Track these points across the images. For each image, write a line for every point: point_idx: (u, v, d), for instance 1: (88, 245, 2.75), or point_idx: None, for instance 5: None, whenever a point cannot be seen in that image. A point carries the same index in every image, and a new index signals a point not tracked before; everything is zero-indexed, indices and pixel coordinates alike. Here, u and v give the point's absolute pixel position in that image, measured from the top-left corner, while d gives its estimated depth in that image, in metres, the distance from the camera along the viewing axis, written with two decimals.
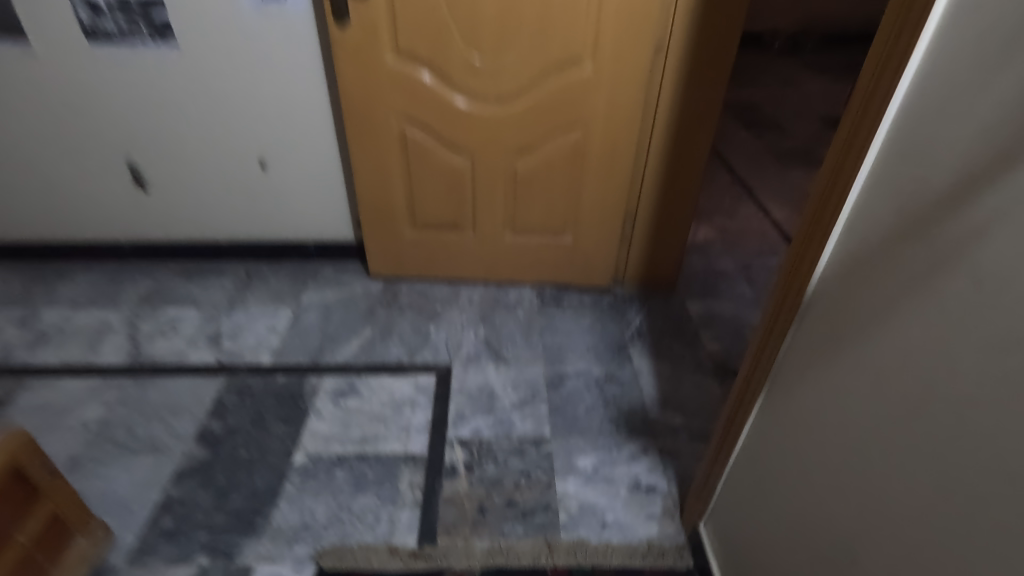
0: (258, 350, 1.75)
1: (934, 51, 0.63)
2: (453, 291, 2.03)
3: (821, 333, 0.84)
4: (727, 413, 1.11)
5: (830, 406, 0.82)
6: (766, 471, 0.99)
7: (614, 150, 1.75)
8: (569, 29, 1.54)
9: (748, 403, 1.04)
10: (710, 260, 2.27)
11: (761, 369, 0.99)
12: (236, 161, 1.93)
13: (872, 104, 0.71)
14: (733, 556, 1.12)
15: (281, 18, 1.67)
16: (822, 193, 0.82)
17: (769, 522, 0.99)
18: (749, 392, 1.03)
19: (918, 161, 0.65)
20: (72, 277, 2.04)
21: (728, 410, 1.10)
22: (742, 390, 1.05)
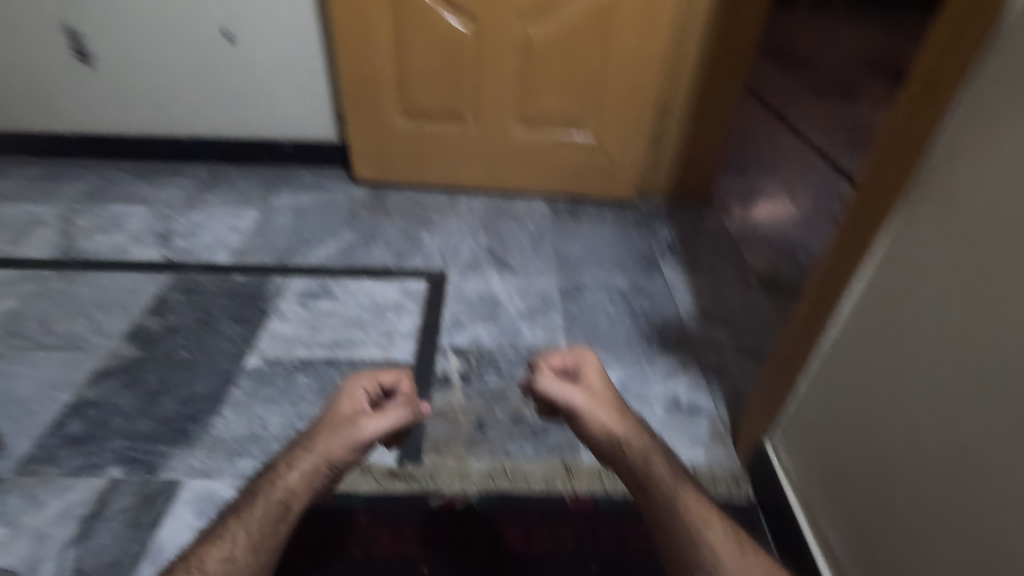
0: (215, 250, 1.45)
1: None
2: (450, 200, 1.74)
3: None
4: (824, 266, 0.83)
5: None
6: (892, 326, 0.71)
7: (647, 15, 1.45)
8: None
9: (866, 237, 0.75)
10: (747, 181, 1.98)
11: (890, 185, 0.71)
12: (195, 31, 1.64)
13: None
14: (819, 467, 0.85)
15: None
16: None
17: (886, 401, 0.72)
18: (869, 216, 0.75)
19: None
20: (6, 172, 1.75)
21: (826, 263, 0.82)
22: (852, 231, 0.78)
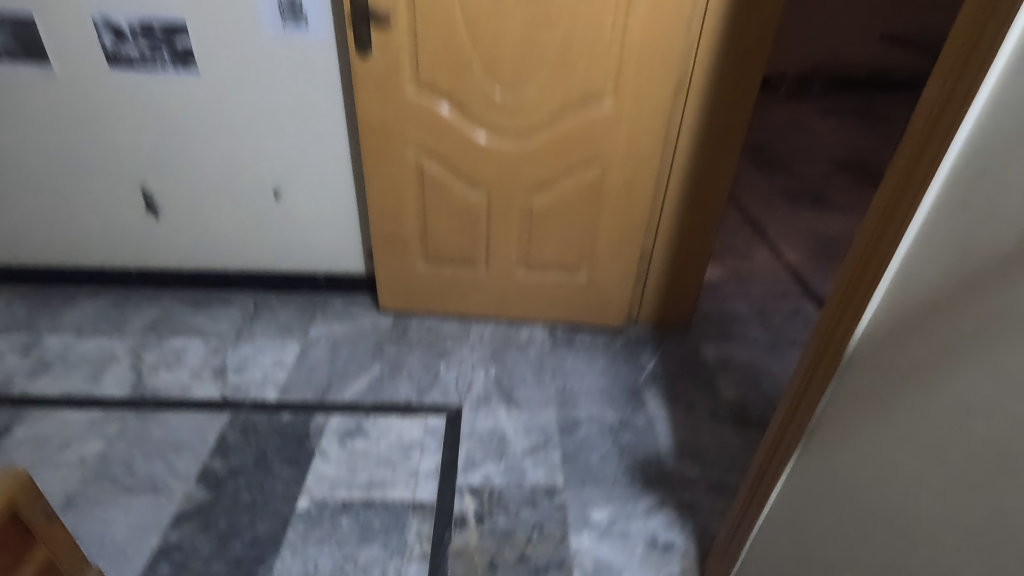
0: (263, 386, 1.70)
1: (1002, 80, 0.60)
2: (463, 328, 1.99)
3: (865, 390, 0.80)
4: (753, 469, 1.08)
5: (891, 454, 0.76)
6: (801, 537, 0.95)
7: (632, 188, 1.73)
8: (590, 67, 1.53)
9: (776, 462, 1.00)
10: (724, 302, 2.24)
11: (798, 415, 0.94)
12: (249, 189, 1.91)
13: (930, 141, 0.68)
14: None
15: (302, 48, 1.64)
16: (868, 239, 0.78)
17: None
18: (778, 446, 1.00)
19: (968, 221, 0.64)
20: (77, 304, 2.01)
21: (754, 471, 1.06)
22: (778, 436, 1.00)
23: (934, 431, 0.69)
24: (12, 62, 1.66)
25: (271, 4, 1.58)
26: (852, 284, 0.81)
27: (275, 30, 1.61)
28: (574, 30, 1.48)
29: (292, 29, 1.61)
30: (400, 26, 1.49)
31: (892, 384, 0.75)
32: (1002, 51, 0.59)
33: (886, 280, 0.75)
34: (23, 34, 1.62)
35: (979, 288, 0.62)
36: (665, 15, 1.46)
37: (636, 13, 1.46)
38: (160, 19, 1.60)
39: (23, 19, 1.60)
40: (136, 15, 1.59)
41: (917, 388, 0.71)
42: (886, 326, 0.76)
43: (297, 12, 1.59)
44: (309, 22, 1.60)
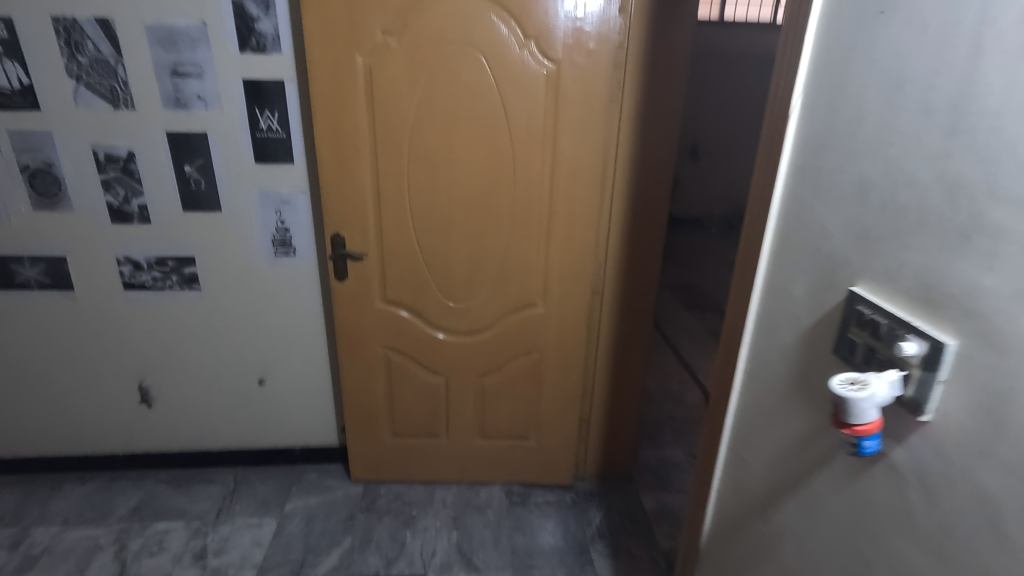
0: (242, 567, 1.85)
1: (747, 367, 0.88)
2: (427, 493, 2.20)
3: None
4: None
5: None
6: None
7: (566, 368, 2.07)
8: (524, 281, 1.92)
9: None
10: (661, 449, 2.52)
11: None
12: (236, 380, 2.19)
13: (720, 398, 0.95)
14: None
15: (290, 269, 2.02)
16: (701, 459, 1.03)
17: None
18: None
19: (739, 469, 0.91)
20: (64, 492, 2.15)
21: None
22: None
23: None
24: (38, 289, 1.98)
25: (266, 238, 1.98)
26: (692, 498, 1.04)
27: (269, 257, 2.00)
28: (507, 255, 1.90)
29: (282, 256, 2.00)
30: (371, 258, 1.89)
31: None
32: (739, 364, 0.90)
33: (713, 492, 1.00)
34: (54, 268, 1.96)
35: (759, 516, 0.86)
36: (578, 245, 1.89)
37: (554, 243, 1.88)
38: (173, 255, 1.98)
39: (56, 257, 1.95)
40: (153, 252, 1.97)
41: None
42: (718, 531, 0.98)
43: (287, 244, 1.99)
44: (297, 250, 2.00)
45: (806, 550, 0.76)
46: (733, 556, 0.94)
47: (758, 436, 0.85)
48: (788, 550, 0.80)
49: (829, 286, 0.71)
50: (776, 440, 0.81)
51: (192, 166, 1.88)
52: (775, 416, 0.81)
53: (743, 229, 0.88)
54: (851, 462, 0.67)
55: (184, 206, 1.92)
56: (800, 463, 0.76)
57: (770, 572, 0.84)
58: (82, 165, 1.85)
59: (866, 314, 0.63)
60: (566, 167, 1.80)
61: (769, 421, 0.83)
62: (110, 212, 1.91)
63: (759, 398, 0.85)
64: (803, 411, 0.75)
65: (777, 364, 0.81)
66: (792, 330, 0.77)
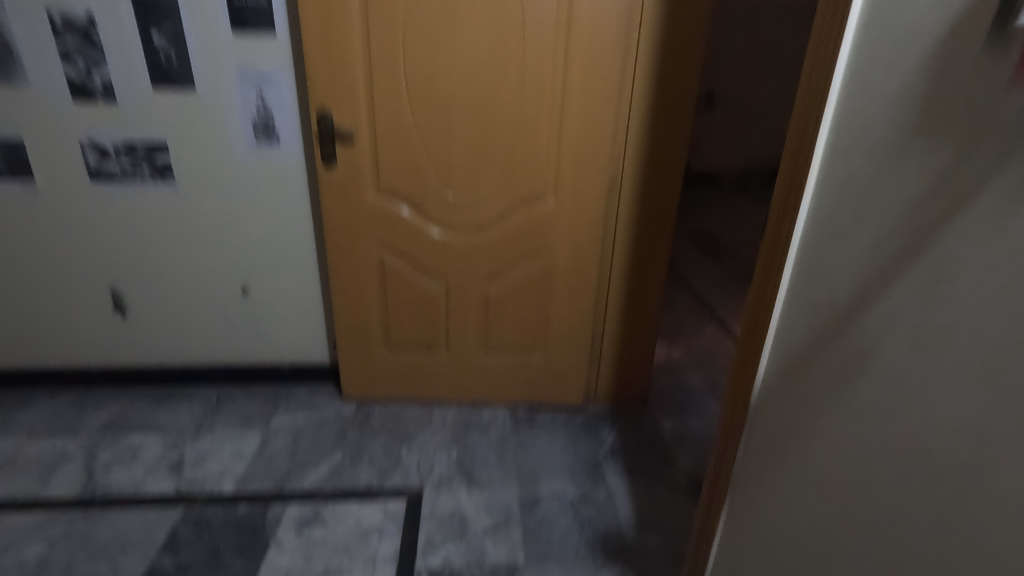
0: (221, 478, 1.68)
1: (832, 142, 0.76)
2: (426, 412, 2.02)
3: (771, 419, 0.93)
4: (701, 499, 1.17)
5: (812, 462, 0.84)
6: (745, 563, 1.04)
7: (579, 274, 1.87)
8: (533, 169, 1.72)
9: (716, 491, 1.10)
10: (679, 376, 2.34)
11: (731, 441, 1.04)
12: (217, 288, 2.00)
13: (790, 193, 0.83)
14: None
15: (273, 160, 1.82)
16: (760, 279, 0.92)
17: None
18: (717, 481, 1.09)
19: (816, 263, 0.80)
20: (32, 406, 1.98)
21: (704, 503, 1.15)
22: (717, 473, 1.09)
23: (838, 439, 0.79)
24: None
25: (247, 124, 1.77)
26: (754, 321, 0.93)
27: (249, 146, 1.80)
28: (514, 139, 1.69)
29: (264, 144, 1.80)
30: (361, 140, 1.68)
31: (801, 402, 0.85)
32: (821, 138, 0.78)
33: (780, 312, 0.89)
34: (13, 154, 1.78)
35: (849, 312, 0.75)
36: (594, 127, 1.68)
37: (567, 124, 1.67)
38: (143, 140, 1.77)
39: (13, 141, 1.76)
40: (121, 137, 1.77)
41: (822, 402, 0.81)
42: (786, 348, 0.88)
43: (270, 130, 1.78)
44: (281, 138, 1.79)
45: (918, 326, 0.65)
46: (807, 366, 0.84)
47: (846, 210, 0.74)
48: (891, 335, 0.69)
49: None
50: (876, 211, 0.69)
51: (160, 34, 1.67)
52: (872, 174, 0.70)
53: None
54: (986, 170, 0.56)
55: (153, 84, 1.72)
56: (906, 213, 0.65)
57: (861, 371, 0.73)
58: (38, 32, 1.65)
59: None
60: (582, 31, 1.57)
61: (863, 183, 0.71)
62: (70, 88, 1.71)
63: (851, 173, 0.73)
64: (922, 156, 0.63)
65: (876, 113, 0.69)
66: (907, 66, 0.65)
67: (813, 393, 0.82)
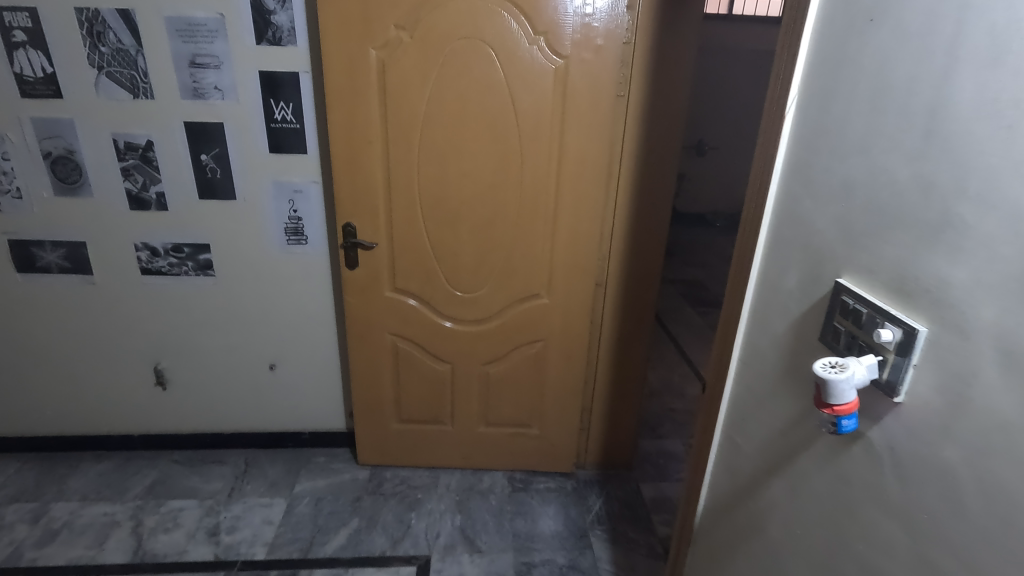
0: (253, 544, 1.91)
1: (741, 358, 0.93)
2: (432, 478, 2.26)
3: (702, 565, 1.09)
4: None
5: None
6: None
7: (570, 358, 2.11)
8: (529, 271, 1.97)
9: None
10: (661, 441, 2.57)
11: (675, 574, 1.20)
12: (248, 364, 2.24)
13: (713, 386, 1.01)
14: None
15: (302, 258, 2.07)
16: (697, 445, 1.07)
17: None
18: None
19: (732, 453, 0.96)
20: (82, 469, 2.23)
21: None
22: None
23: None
24: (59, 272, 2.04)
25: (279, 227, 2.02)
26: (688, 485, 1.10)
27: (281, 244, 2.05)
28: (513, 247, 1.93)
29: (295, 244, 2.05)
30: (381, 248, 1.94)
31: (719, 550, 1.02)
32: (734, 356, 0.94)
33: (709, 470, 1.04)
34: (74, 253, 2.02)
35: (746, 490, 0.92)
36: (582, 236, 1.93)
37: (559, 234, 1.92)
38: (189, 241, 2.03)
39: (76, 242, 2.00)
40: (169, 240, 2.02)
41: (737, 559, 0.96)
42: (711, 514, 1.04)
43: (299, 233, 2.03)
44: (309, 239, 2.04)
45: (791, 531, 0.81)
46: (724, 534, 1.00)
47: (750, 422, 0.90)
48: (781, 529, 0.83)
49: (818, 277, 0.75)
50: (767, 424, 0.86)
51: (208, 155, 1.92)
52: (766, 401, 0.86)
53: (743, 208, 0.90)
54: (836, 441, 0.71)
55: (200, 195, 1.97)
56: (787, 445, 0.81)
57: (757, 542, 0.90)
58: (102, 153, 1.90)
59: (850, 304, 0.68)
60: (572, 161, 1.84)
61: (760, 407, 0.88)
62: (128, 199, 1.96)
63: (752, 387, 0.91)
64: (790, 395, 0.80)
65: (769, 356, 0.86)
66: (780, 322, 0.83)
67: (729, 560, 0.98)
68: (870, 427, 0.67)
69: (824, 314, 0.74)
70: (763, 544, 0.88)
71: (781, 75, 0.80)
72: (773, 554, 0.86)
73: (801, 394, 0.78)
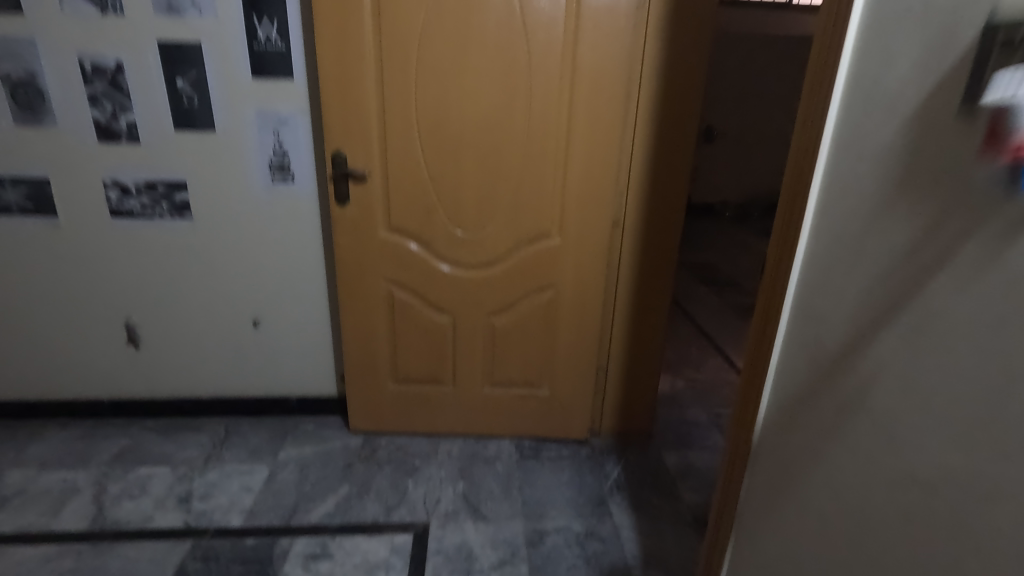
0: (229, 511, 1.69)
1: (821, 196, 0.78)
2: (431, 445, 2.04)
3: (767, 477, 0.90)
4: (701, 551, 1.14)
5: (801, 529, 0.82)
6: None
7: (584, 307, 1.91)
8: (539, 207, 1.78)
9: (718, 545, 1.06)
10: (682, 410, 2.35)
11: (728, 499, 1.02)
12: (230, 320, 2.04)
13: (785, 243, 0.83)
14: None
15: (289, 198, 1.88)
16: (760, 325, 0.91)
17: None
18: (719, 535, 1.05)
19: (811, 320, 0.79)
20: (44, 437, 2.01)
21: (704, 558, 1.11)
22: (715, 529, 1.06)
23: (829, 486, 0.75)
24: (20, 214, 1.85)
25: (263, 162, 1.83)
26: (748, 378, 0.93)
27: (265, 184, 1.86)
28: (521, 178, 1.74)
29: (280, 183, 1.86)
30: (374, 180, 1.74)
31: (797, 451, 0.83)
32: (812, 196, 0.79)
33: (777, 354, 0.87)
34: (37, 191, 1.83)
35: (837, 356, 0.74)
36: (599, 167, 1.74)
37: (573, 163, 1.73)
38: (163, 179, 1.84)
39: (39, 179, 1.81)
40: (142, 176, 1.83)
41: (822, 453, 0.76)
42: (780, 409, 0.86)
43: (285, 169, 1.84)
44: (296, 176, 1.85)
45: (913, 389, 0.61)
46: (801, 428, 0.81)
47: (837, 268, 0.74)
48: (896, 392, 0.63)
49: (942, 38, 0.60)
50: (867, 259, 0.69)
51: (185, 80, 1.74)
52: (863, 232, 0.70)
53: (823, 23, 0.78)
54: (995, 236, 0.52)
55: (175, 126, 1.78)
56: (901, 273, 0.64)
57: (854, 421, 0.70)
58: (67, 76, 1.72)
59: (1011, 34, 0.51)
60: (586, 79, 1.65)
61: (855, 243, 0.71)
62: (96, 129, 1.77)
63: (839, 226, 0.74)
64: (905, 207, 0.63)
65: (865, 176, 0.70)
66: (891, 119, 0.66)
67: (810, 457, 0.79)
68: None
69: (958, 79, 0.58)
70: (865, 422, 0.68)
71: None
72: (881, 429, 0.66)
73: (917, 199, 0.62)
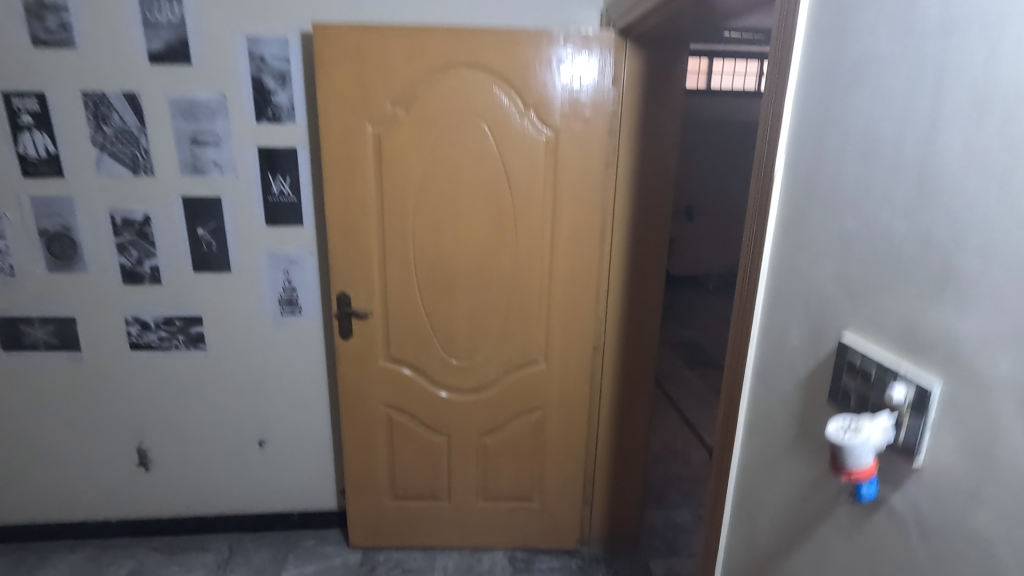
0: None
1: (749, 420, 0.90)
2: (428, 560, 2.12)
3: None
4: None
5: None
6: None
7: (570, 425, 2.04)
8: (526, 336, 1.95)
9: None
10: (669, 512, 2.44)
11: None
12: (235, 441, 2.14)
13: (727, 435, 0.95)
14: None
15: (295, 328, 2.03)
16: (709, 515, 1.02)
17: None
18: None
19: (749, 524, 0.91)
20: (53, 562, 2.08)
21: None
22: None
23: None
24: (45, 349, 1.98)
25: (273, 298, 1.99)
26: (706, 548, 1.03)
27: (275, 317, 2.01)
28: (510, 312, 1.92)
29: (288, 315, 2.01)
30: (375, 316, 1.92)
31: None
32: (740, 414, 0.92)
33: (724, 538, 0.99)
34: (63, 329, 1.97)
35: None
36: (578, 301, 1.92)
37: (555, 296, 1.91)
38: (181, 313, 1.98)
39: (66, 318, 1.96)
40: (161, 313, 1.98)
41: None
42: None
43: (294, 303, 2.00)
44: (303, 309, 2.01)
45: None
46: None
47: (764, 487, 0.87)
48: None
49: (822, 332, 0.73)
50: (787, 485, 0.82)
51: (205, 228, 1.90)
52: (781, 463, 0.83)
53: (740, 269, 0.89)
54: (857, 511, 0.69)
55: (194, 268, 1.94)
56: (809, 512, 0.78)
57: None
58: (99, 228, 1.88)
59: (857, 364, 0.67)
60: (565, 225, 1.85)
61: (773, 471, 0.84)
62: (122, 273, 1.93)
63: (761, 450, 0.87)
64: (805, 466, 0.78)
65: (780, 411, 0.83)
66: (791, 376, 0.80)
67: None
68: (884, 508, 0.66)
69: (830, 376, 0.72)
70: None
71: (771, 112, 0.80)
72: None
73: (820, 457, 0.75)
